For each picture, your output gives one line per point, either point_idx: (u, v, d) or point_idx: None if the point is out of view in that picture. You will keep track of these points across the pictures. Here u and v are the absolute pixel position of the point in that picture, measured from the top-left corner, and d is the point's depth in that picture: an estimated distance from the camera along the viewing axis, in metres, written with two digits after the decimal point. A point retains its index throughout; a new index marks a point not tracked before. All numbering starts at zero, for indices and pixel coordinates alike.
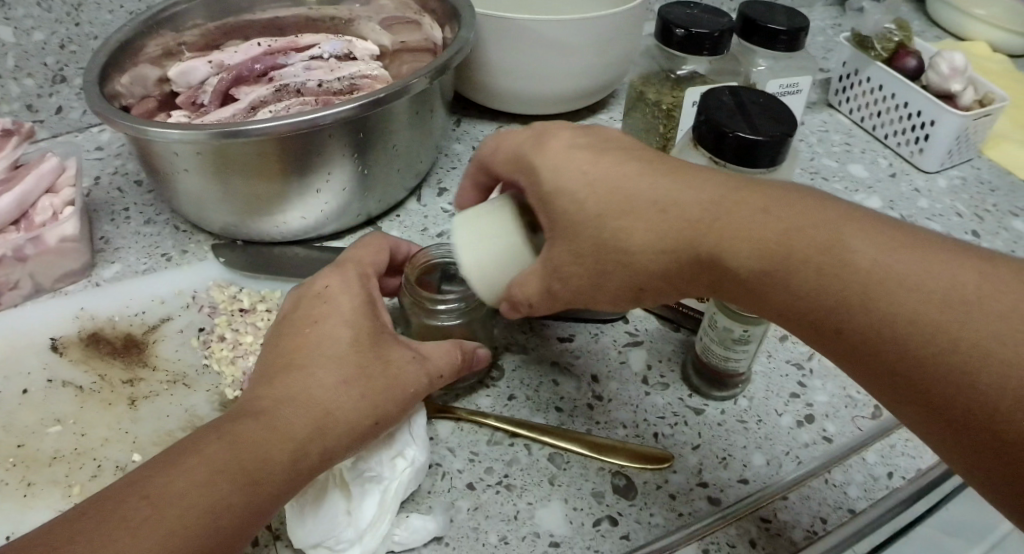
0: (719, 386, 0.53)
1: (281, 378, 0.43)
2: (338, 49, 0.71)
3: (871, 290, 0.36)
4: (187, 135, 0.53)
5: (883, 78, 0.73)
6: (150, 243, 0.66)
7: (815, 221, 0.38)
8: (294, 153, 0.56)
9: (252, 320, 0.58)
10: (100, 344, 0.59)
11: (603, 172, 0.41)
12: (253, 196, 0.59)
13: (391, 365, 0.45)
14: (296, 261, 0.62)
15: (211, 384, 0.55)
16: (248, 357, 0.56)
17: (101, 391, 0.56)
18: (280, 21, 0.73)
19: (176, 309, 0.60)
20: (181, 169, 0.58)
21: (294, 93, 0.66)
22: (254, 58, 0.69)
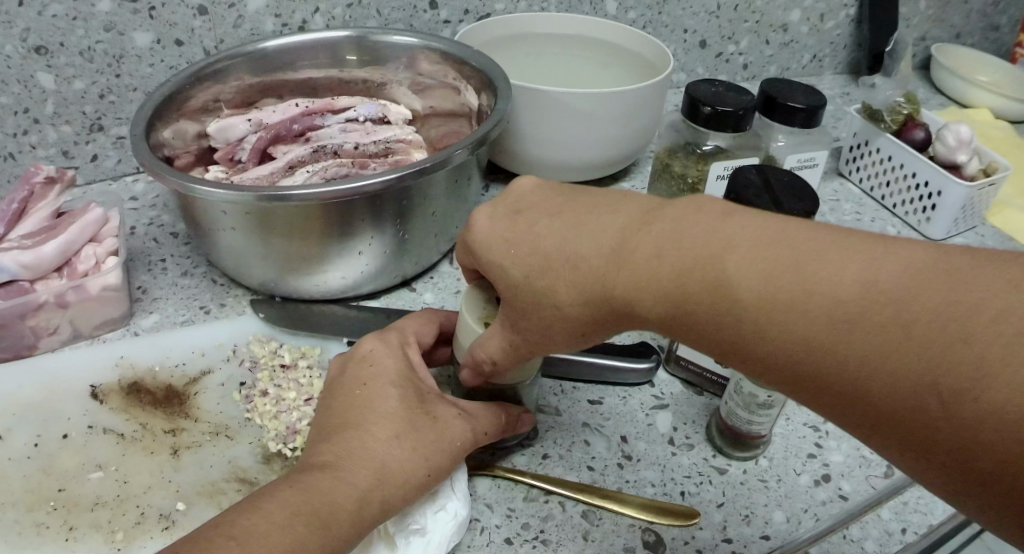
0: (741, 447, 0.55)
1: (342, 435, 0.47)
2: (373, 112, 0.74)
3: (763, 317, 0.36)
4: (233, 196, 0.56)
5: (892, 150, 0.78)
6: (188, 296, 0.69)
7: (696, 258, 0.38)
8: (337, 215, 0.59)
9: (294, 376, 0.61)
10: (140, 393, 0.60)
11: (523, 236, 0.44)
12: (292, 255, 0.62)
13: (440, 422, 0.49)
14: (334, 319, 0.64)
15: (253, 436, 0.57)
16: (291, 411, 0.58)
17: (143, 439, 0.57)
18: (314, 81, 0.76)
19: (216, 362, 0.62)
20: (226, 227, 0.61)
21: (331, 153, 0.69)
22: (292, 118, 0.72)
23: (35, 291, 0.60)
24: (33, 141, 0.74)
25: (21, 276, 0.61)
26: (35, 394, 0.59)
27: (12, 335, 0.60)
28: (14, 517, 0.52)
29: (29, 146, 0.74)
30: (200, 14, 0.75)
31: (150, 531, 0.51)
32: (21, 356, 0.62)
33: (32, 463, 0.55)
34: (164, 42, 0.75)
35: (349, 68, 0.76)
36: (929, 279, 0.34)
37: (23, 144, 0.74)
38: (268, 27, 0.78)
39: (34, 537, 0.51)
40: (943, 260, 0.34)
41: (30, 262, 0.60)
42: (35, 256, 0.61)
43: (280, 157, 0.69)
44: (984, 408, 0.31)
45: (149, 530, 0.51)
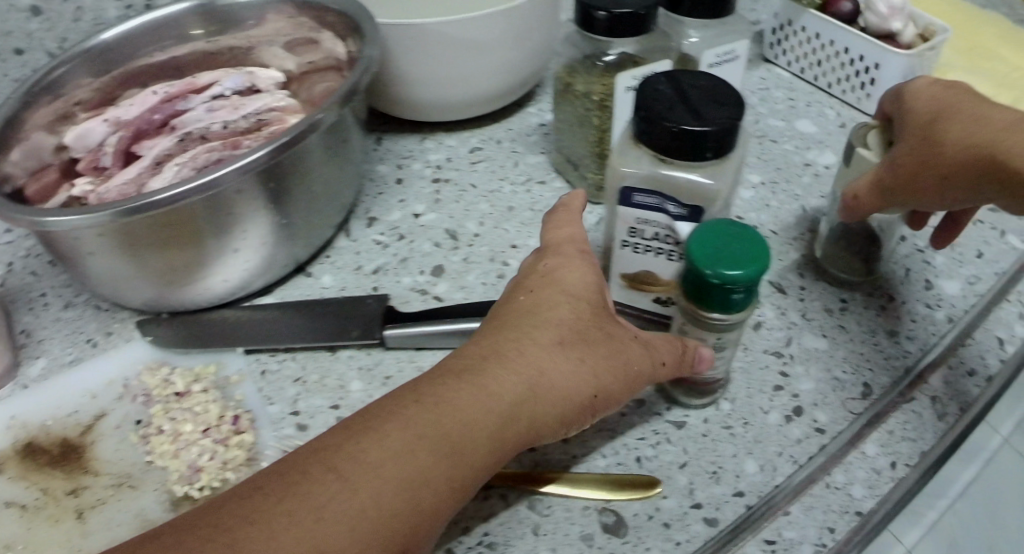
0: (697, 394, 0.49)
1: (471, 372, 0.40)
2: (239, 84, 0.62)
3: (930, 109, 0.50)
4: (89, 219, 0.47)
5: (818, 26, 0.67)
6: (73, 329, 0.59)
7: (563, 350, 0.42)
8: (204, 215, 0.50)
9: (189, 405, 0.52)
10: (36, 453, 0.53)
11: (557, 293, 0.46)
12: (168, 267, 0.53)
13: (616, 339, 0.44)
14: (233, 326, 0.54)
15: (157, 481, 0.50)
16: (192, 447, 0.50)
17: (45, 506, 0.50)
18: (178, 60, 0.66)
19: (109, 403, 0.54)
20: (86, 252, 0.52)
21: (199, 139, 0.59)
22: (151, 108, 0.61)
23: None
24: None
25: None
26: None
27: None
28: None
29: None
30: (32, 14, 0.65)
31: None
32: None
33: None
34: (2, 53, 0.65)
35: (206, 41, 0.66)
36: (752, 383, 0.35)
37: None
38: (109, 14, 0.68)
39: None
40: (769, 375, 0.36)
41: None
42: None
43: (144, 157, 0.59)
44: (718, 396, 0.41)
45: None
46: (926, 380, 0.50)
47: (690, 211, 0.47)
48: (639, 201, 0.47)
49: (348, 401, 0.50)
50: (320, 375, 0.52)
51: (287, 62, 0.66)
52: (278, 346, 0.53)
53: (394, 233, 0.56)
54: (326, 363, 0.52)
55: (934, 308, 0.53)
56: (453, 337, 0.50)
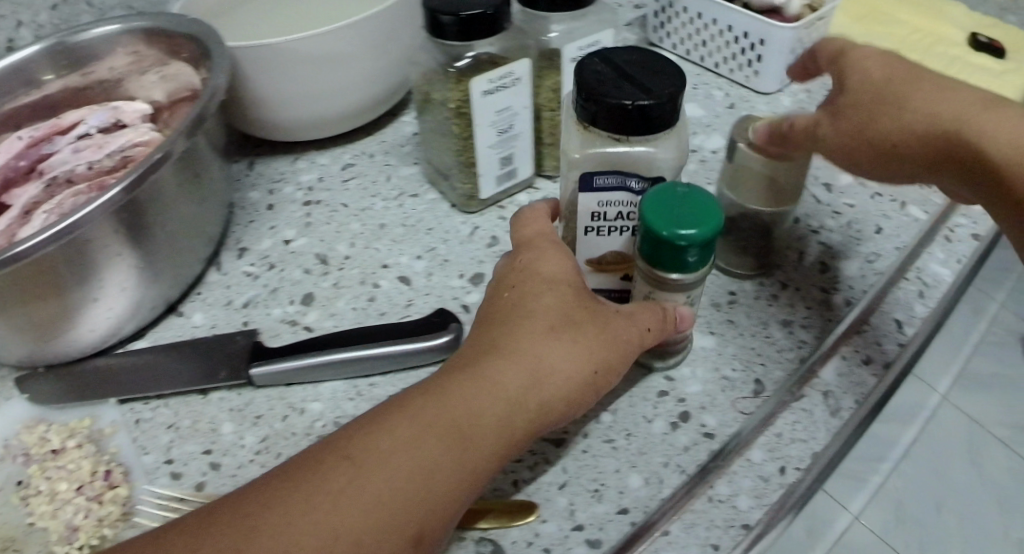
0: (670, 354, 0.49)
1: (469, 369, 0.41)
2: (104, 120, 0.61)
3: (871, 85, 0.50)
4: None
5: (700, 6, 0.67)
6: None
7: (554, 331, 0.43)
8: (65, 264, 0.48)
9: (65, 461, 0.49)
10: None
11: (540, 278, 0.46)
12: (32, 323, 0.50)
13: (602, 317, 0.44)
14: (126, 375, 0.53)
15: (41, 541, 0.47)
16: (70, 505, 0.47)
17: None
18: (49, 99, 0.63)
19: None
20: None
21: (65, 183, 0.57)
22: (17, 154, 0.59)
23: None
24: None
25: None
26: None
27: None
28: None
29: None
30: None
31: None
32: None
33: None
34: None
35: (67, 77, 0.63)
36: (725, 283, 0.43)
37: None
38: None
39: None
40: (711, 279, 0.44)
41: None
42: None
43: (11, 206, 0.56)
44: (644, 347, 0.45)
45: None
46: (818, 375, 0.49)
47: (654, 182, 0.47)
48: (600, 183, 0.47)
49: (219, 444, 0.50)
50: (193, 419, 0.51)
51: (157, 91, 0.63)
52: (146, 394, 0.52)
53: (264, 262, 0.60)
54: (198, 408, 0.52)
55: (834, 293, 0.53)
56: (309, 371, 0.51)
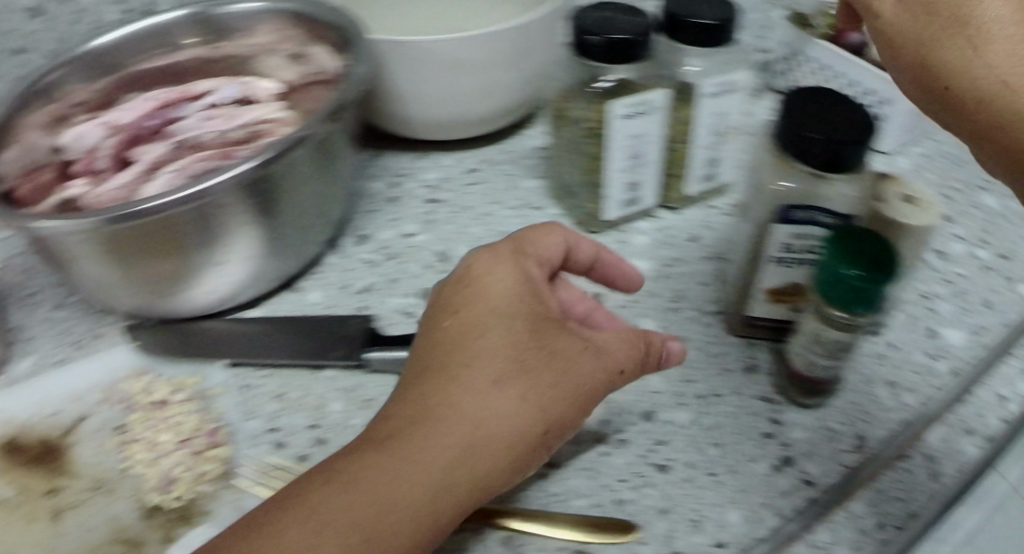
0: (808, 392, 0.50)
1: (405, 427, 0.39)
2: (236, 93, 0.60)
3: (995, 23, 0.40)
4: (73, 224, 0.47)
5: (827, 57, 0.68)
6: (64, 330, 0.58)
7: (502, 372, 0.40)
8: (190, 222, 0.49)
9: (168, 414, 0.52)
10: (18, 450, 0.52)
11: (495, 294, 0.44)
12: (163, 275, 0.52)
13: (561, 354, 0.42)
14: (218, 338, 0.54)
15: (134, 488, 0.48)
16: (168, 455, 0.49)
17: (22, 504, 0.49)
18: (180, 66, 0.64)
19: (91, 406, 0.53)
20: (70, 256, 0.51)
21: (192, 148, 0.57)
22: (147, 113, 0.60)
23: None
24: None
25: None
26: None
27: None
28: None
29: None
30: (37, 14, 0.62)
31: None
32: None
33: None
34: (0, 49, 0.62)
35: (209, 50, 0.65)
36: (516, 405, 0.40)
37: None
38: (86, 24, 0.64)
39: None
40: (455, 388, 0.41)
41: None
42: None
43: (136, 162, 0.58)
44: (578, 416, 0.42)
45: None
46: (921, 438, 0.49)
47: (842, 220, 0.46)
48: (798, 216, 0.47)
49: (325, 420, 0.50)
50: (301, 392, 0.52)
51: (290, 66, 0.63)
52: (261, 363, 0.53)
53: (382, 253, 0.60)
54: (307, 382, 0.52)
55: (937, 358, 0.53)
56: (413, 360, 0.51)
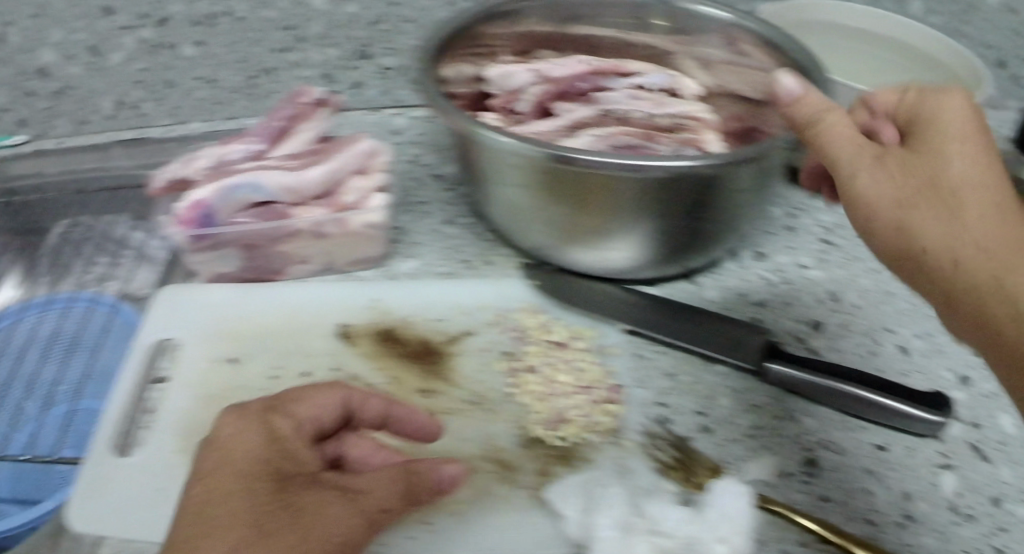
0: None
1: (197, 540, 0.33)
2: (663, 82, 0.62)
3: (971, 190, 0.36)
4: (522, 145, 0.49)
5: None
6: (451, 246, 0.59)
7: (246, 524, 0.34)
8: (626, 192, 0.50)
9: (568, 357, 0.51)
10: (394, 343, 0.53)
11: (251, 439, 0.38)
12: (572, 224, 0.54)
13: (306, 514, 0.35)
14: (603, 299, 0.54)
15: (513, 415, 0.49)
16: (564, 398, 0.49)
17: (392, 394, 0.51)
18: (592, 40, 0.64)
19: (479, 324, 0.53)
20: (500, 174, 0.54)
21: (617, 120, 0.60)
22: (579, 75, 0.61)
23: (292, 217, 0.54)
24: (296, 58, 0.68)
25: (280, 198, 0.54)
26: (274, 321, 0.55)
27: (262, 257, 0.56)
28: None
29: (290, 64, 0.68)
30: None
31: None
32: (266, 280, 0.58)
33: (268, 395, 0.51)
34: None
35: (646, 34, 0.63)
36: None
37: (285, 62, 0.68)
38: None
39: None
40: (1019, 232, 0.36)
41: (292, 185, 0.54)
42: (298, 179, 0.54)
43: (558, 116, 0.60)
44: None
45: None
46: None
47: None
48: None
49: (712, 413, 0.50)
50: (692, 379, 0.52)
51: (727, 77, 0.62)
52: (654, 337, 0.53)
53: (779, 277, 0.58)
54: (698, 369, 0.52)
55: None
56: (814, 389, 0.50)
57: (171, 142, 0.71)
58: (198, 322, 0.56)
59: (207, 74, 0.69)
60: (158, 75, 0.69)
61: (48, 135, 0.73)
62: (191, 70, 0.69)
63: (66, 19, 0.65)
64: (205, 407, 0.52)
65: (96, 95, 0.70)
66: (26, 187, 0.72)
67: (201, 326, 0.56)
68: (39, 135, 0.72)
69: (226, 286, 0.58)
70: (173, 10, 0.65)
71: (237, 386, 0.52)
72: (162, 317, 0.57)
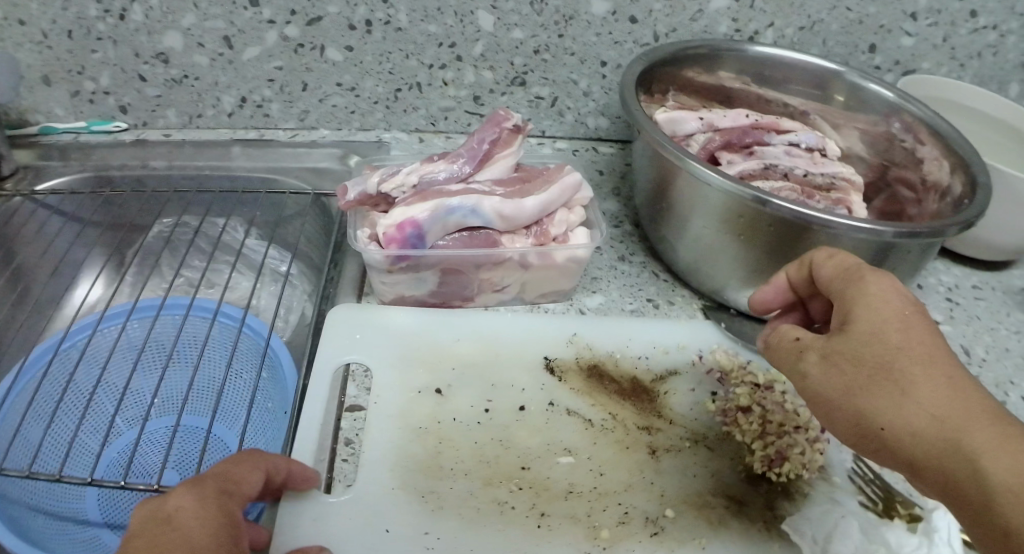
0: None
1: None
2: (813, 142, 0.64)
3: (915, 363, 0.37)
4: (727, 188, 0.51)
5: None
6: (630, 284, 0.61)
7: None
8: (812, 247, 0.51)
9: (776, 399, 0.52)
10: (602, 380, 0.53)
11: (204, 527, 0.37)
12: (748, 270, 0.55)
13: None
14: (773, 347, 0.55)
15: (732, 452, 0.50)
16: (781, 438, 0.51)
17: (615, 431, 0.50)
18: (735, 91, 0.67)
19: (681, 364, 0.55)
20: (689, 210, 0.55)
21: (781, 175, 0.61)
22: (743, 129, 0.64)
23: (501, 245, 0.54)
24: (448, 77, 0.69)
25: (493, 225, 0.53)
26: (472, 349, 0.54)
27: (461, 283, 0.56)
28: (470, 488, 0.47)
29: (441, 82, 0.69)
30: None
31: (638, 537, 0.45)
32: (452, 305, 0.57)
33: (483, 427, 0.50)
34: (619, 15, 0.65)
35: (798, 98, 0.67)
36: (990, 427, 0.34)
37: (435, 78, 0.69)
38: (681, 30, 0.66)
39: (499, 516, 0.46)
40: (943, 399, 0.35)
41: (510, 214, 0.53)
42: (515, 208, 0.53)
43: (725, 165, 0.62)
44: (983, 490, 0.33)
45: (636, 534, 0.46)
46: None
47: None
48: None
49: None
50: None
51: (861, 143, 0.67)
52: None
53: None
54: None
55: None
56: None
57: (300, 146, 0.71)
58: (390, 345, 0.54)
59: (348, 80, 0.69)
60: (296, 76, 0.68)
61: (152, 125, 0.71)
62: (332, 75, 0.68)
63: (203, 6, 0.63)
64: (417, 440, 0.49)
65: (219, 88, 0.69)
66: (126, 180, 0.69)
67: (392, 353, 0.53)
68: (143, 123, 0.71)
69: (412, 309, 0.56)
70: (329, 10, 0.64)
71: (448, 419, 0.50)
72: (345, 339, 0.54)
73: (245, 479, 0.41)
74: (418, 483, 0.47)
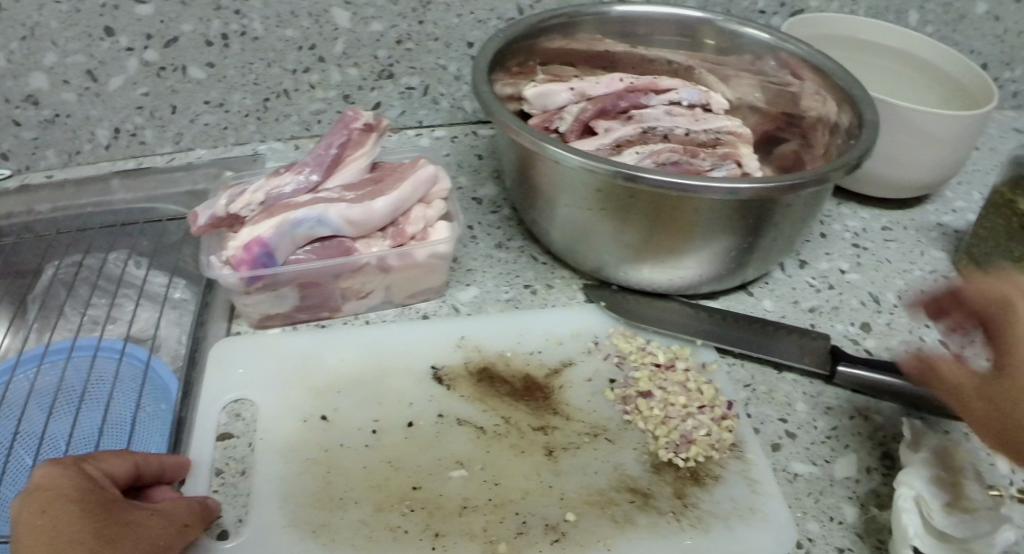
0: None
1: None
2: (695, 98, 0.61)
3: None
4: (589, 165, 0.47)
5: None
6: (507, 272, 0.59)
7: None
8: (693, 215, 0.48)
9: (677, 378, 0.51)
10: (493, 382, 0.51)
11: (61, 484, 0.40)
12: (632, 247, 0.52)
13: (128, 531, 0.40)
14: (670, 321, 0.53)
15: (636, 441, 0.48)
16: (687, 419, 0.49)
17: (509, 435, 0.48)
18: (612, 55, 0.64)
19: (577, 353, 0.53)
20: (559, 196, 0.52)
21: (661, 137, 0.58)
22: (618, 93, 0.61)
23: (356, 252, 0.51)
24: (314, 80, 0.65)
25: (344, 232, 0.51)
26: (357, 367, 0.52)
27: (322, 294, 0.53)
28: (363, 516, 0.45)
29: (307, 86, 0.66)
30: None
31: (538, 545, 0.43)
32: (321, 319, 0.55)
33: (371, 449, 0.47)
34: None
35: (678, 53, 0.64)
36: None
37: (302, 83, 0.65)
38: None
39: (393, 542, 0.43)
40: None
41: (358, 219, 0.50)
42: (366, 212, 0.50)
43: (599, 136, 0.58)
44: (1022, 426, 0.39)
45: (536, 542, 0.43)
46: None
47: None
48: None
49: (794, 418, 0.50)
50: (769, 388, 0.51)
51: (755, 91, 0.63)
52: (732, 350, 0.52)
53: (824, 282, 0.58)
54: (773, 379, 0.52)
55: None
56: (878, 386, 0.49)
57: (177, 170, 0.67)
58: (270, 373, 0.52)
59: (215, 97, 0.65)
60: (163, 100, 0.65)
61: (35, 168, 0.68)
62: (198, 94, 0.65)
63: (62, 42, 0.60)
64: (303, 472, 0.47)
65: (92, 122, 0.66)
66: (13, 228, 0.65)
67: (270, 382, 0.51)
68: (26, 167, 0.68)
69: (284, 330, 0.54)
70: (183, 29, 0.61)
71: (336, 446, 0.48)
72: (226, 374, 0.51)
73: (105, 455, 0.43)
74: (307, 517, 0.45)
